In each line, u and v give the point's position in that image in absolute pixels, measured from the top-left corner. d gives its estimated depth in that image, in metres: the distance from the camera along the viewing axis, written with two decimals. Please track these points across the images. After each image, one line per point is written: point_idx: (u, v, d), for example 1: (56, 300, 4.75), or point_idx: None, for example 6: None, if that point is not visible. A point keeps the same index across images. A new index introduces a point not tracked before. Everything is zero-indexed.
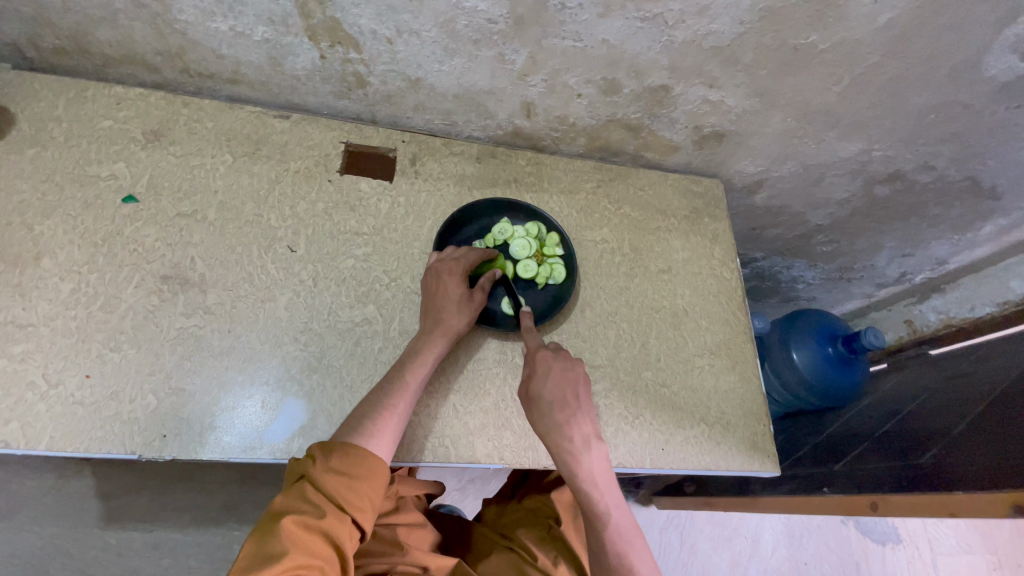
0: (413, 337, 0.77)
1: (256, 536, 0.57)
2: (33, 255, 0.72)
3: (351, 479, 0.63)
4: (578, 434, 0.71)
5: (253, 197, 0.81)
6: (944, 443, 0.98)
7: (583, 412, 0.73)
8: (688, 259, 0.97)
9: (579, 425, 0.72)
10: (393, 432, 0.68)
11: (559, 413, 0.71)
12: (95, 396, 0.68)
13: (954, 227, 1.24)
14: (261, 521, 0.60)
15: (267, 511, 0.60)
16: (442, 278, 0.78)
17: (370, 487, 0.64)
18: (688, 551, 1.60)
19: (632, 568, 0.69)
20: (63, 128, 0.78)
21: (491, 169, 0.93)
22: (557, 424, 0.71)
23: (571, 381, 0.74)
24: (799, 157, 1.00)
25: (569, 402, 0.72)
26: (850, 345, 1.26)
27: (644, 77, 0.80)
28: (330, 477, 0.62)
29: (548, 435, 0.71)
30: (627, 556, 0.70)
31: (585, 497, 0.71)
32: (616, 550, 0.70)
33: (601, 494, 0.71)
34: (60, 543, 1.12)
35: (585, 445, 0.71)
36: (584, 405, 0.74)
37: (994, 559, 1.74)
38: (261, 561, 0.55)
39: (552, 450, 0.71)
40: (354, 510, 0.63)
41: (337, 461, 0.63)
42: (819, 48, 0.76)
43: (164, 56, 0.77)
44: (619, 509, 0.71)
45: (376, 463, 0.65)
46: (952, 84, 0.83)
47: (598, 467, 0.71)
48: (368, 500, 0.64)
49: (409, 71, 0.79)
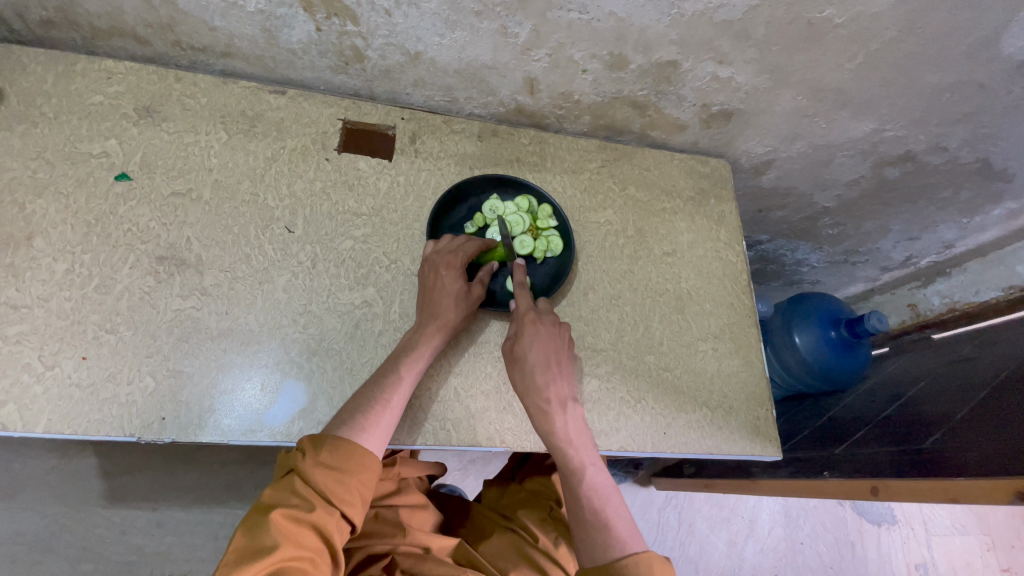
0: (410, 329, 0.75)
1: (246, 528, 0.57)
2: (25, 234, 0.71)
3: (341, 473, 0.63)
4: (556, 397, 0.72)
5: (249, 176, 0.79)
6: (946, 428, 0.97)
7: (563, 374, 0.74)
8: (693, 241, 0.96)
9: (559, 387, 0.73)
10: (385, 428, 0.67)
11: (540, 376, 0.72)
12: (92, 378, 0.67)
13: (963, 210, 1.22)
14: (251, 512, 0.60)
15: (257, 503, 0.60)
16: (440, 272, 0.76)
17: (361, 481, 0.64)
18: (686, 531, 1.62)
19: (606, 525, 0.69)
20: (52, 104, 0.76)
21: (493, 148, 0.91)
22: (536, 386, 0.72)
23: (556, 347, 0.75)
24: (809, 137, 0.98)
25: (551, 367, 0.73)
26: (853, 330, 1.26)
27: (651, 52, 0.78)
28: (319, 471, 0.62)
29: (527, 395, 0.72)
30: (601, 512, 0.70)
31: (560, 455, 0.71)
32: (592, 506, 0.70)
33: (577, 451, 0.71)
34: (64, 521, 1.13)
35: (562, 406, 0.72)
36: (566, 369, 0.75)
37: (987, 540, 1.77)
38: (251, 553, 0.55)
39: (531, 410, 0.72)
40: (345, 504, 0.62)
41: (327, 455, 0.63)
42: (834, 22, 0.74)
43: (154, 28, 0.74)
44: (595, 466, 0.72)
45: (367, 457, 0.65)
46: (969, 61, 0.80)
47: (574, 430, 0.72)
48: (359, 494, 0.64)
49: (407, 45, 0.76)
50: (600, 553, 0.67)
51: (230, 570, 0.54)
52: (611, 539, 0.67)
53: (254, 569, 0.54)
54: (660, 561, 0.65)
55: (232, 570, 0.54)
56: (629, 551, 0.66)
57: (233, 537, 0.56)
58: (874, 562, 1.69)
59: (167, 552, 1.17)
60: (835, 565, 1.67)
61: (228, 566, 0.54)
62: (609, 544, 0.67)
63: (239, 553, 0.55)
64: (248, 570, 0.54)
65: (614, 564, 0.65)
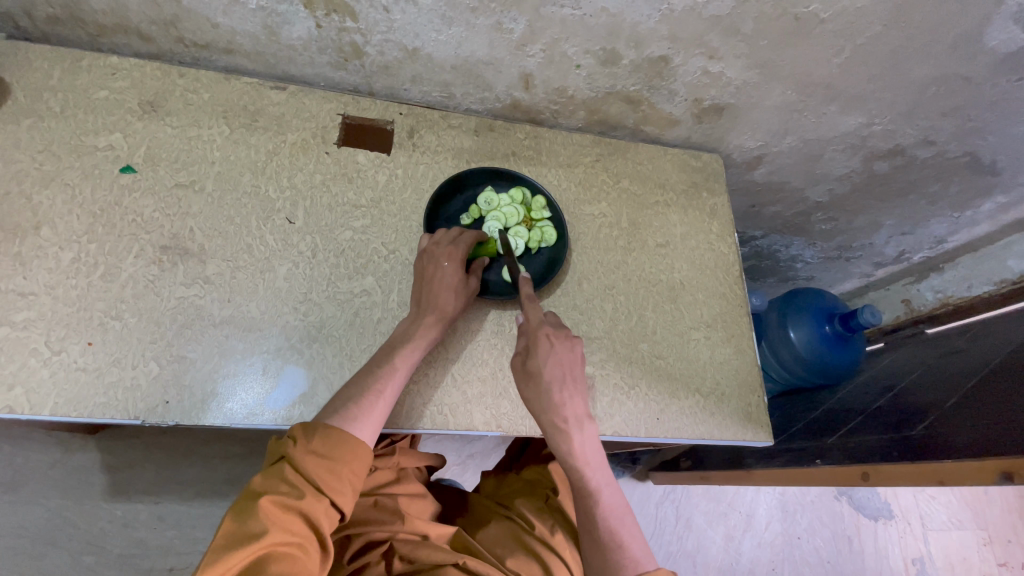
0: (406, 318, 0.77)
1: (235, 512, 0.58)
2: (32, 224, 0.72)
3: (331, 461, 0.64)
4: (573, 414, 0.73)
5: (251, 168, 0.81)
6: (937, 415, 0.99)
7: (578, 391, 0.75)
8: (686, 233, 0.98)
9: (574, 405, 0.74)
10: (379, 417, 0.69)
11: (556, 393, 0.72)
12: (97, 362, 0.69)
13: (953, 205, 1.24)
14: (241, 497, 0.61)
15: (246, 489, 0.61)
16: (440, 264, 0.77)
17: (351, 470, 0.66)
18: (683, 525, 1.63)
19: (621, 546, 0.71)
20: (59, 98, 0.78)
21: (489, 143, 0.93)
22: (553, 403, 0.72)
23: (571, 363, 0.75)
24: (799, 132, 1.00)
25: (567, 383, 0.73)
26: (847, 323, 1.28)
27: (643, 47, 0.80)
28: (310, 459, 0.63)
29: (542, 413, 0.73)
30: (616, 532, 0.72)
31: (576, 474, 0.73)
32: (607, 526, 0.72)
33: (592, 471, 0.73)
34: (66, 513, 1.15)
35: (577, 424, 0.73)
36: (581, 384, 0.75)
37: (983, 535, 1.78)
38: (239, 538, 0.56)
39: (546, 428, 0.73)
40: (334, 492, 0.63)
41: (318, 443, 0.64)
42: (820, 17, 0.76)
43: (159, 25, 0.76)
44: (610, 486, 0.74)
45: (358, 446, 0.66)
46: (953, 55, 0.82)
47: (589, 447, 0.74)
48: (349, 483, 0.65)
49: (405, 41, 0.78)
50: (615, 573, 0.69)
51: (219, 553, 0.54)
52: (625, 559, 0.70)
53: (243, 552, 0.55)
54: None
55: (222, 554, 0.54)
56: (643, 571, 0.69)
57: (222, 522, 0.57)
58: (871, 556, 1.70)
59: (168, 545, 1.18)
60: (831, 559, 1.68)
61: (217, 550, 0.54)
62: (624, 564, 0.69)
63: (229, 537, 0.56)
64: (235, 554, 0.54)
65: None
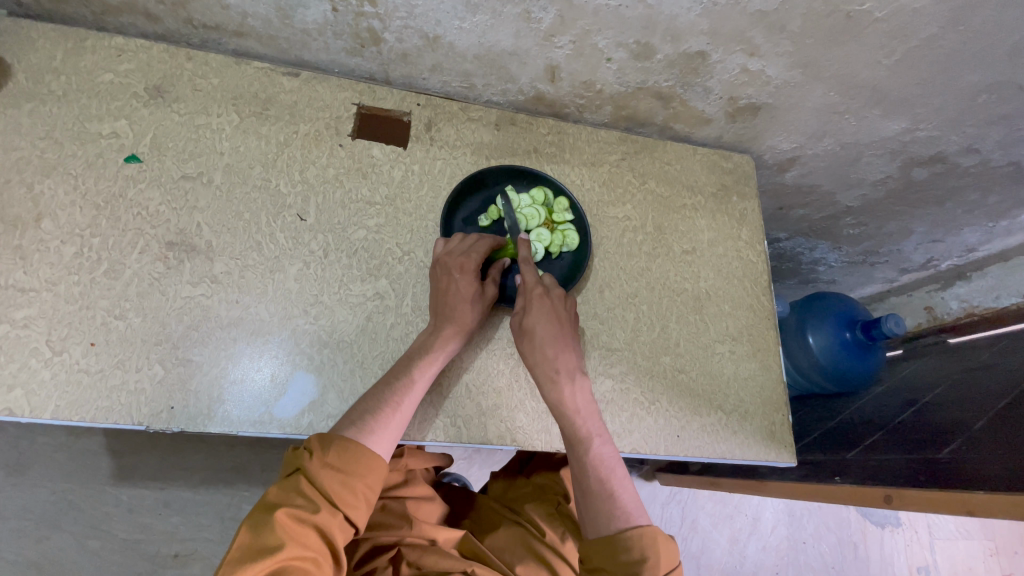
0: (422, 331, 0.74)
1: (250, 526, 0.57)
2: (33, 216, 0.69)
3: (347, 476, 0.62)
4: (564, 367, 0.72)
5: (262, 161, 0.77)
6: (963, 438, 0.95)
7: (571, 346, 0.75)
8: (714, 240, 0.93)
9: (566, 359, 0.73)
10: (395, 430, 0.66)
11: (549, 347, 0.72)
12: (101, 364, 0.66)
13: (989, 214, 1.18)
14: (255, 510, 0.59)
15: (261, 501, 0.59)
16: (453, 276, 0.73)
17: (367, 483, 0.63)
18: (689, 526, 1.62)
19: (612, 494, 0.69)
20: (61, 81, 0.74)
21: (511, 138, 0.88)
22: (546, 356, 0.72)
23: (564, 319, 0.75)
24: (837, 134, 0.94)
25: (559, 338, 0.73)
26: (869, 332, 1.24)
27: (680, 42, 0.75)
28: (326, 472, 0.61)
29: (536, 366, 0.72)
30: (607, 481, 0.70)
31: (567, 424, 0.71)
32: (598, 476, 0.70)
33: (584, 421, 0.71)
34: (72, 499, 1.14)
35: (570, 377, 0.72)
36: (573, 341, 0.75)
37: (991, 546, 1.76)
38: (254, 551, 0.54)
39: (539, 380, 0.72)
40: (349, 507, 0.61)
41: (334, 456, 0.62)
42: (874, 16, 0.70)
43: (165, 5, 0.72)
44: (601, 437, 0.72)
45: (374, 460, 0.64)
46: (1012, 61, 0.76)
47: (582, 400, 0.72)
48: (364, 498, 0.63)
49: (426, 28, 0.73)
50: (606, 524, 0.67)
51: (233, 568, 0.53)
52: (616, 510, 0.68)
53: (257, 569, 0.53)
54: (665, 538, 0.66)
55: (236, 569, 0.53)
56: (634, 524, 0.67)
57: (237, 535, 0.55)
58: (876, 563, 1.69)
59: (172, 533, 1.17)
60: (836, 565, 1.66)
61: (231, 565, 0.53)
62: (614, 515, 0.68)
63: (243, 551, 0.54)
64: (249, 570, 0.53)
65: (618, 535, 0.65)
